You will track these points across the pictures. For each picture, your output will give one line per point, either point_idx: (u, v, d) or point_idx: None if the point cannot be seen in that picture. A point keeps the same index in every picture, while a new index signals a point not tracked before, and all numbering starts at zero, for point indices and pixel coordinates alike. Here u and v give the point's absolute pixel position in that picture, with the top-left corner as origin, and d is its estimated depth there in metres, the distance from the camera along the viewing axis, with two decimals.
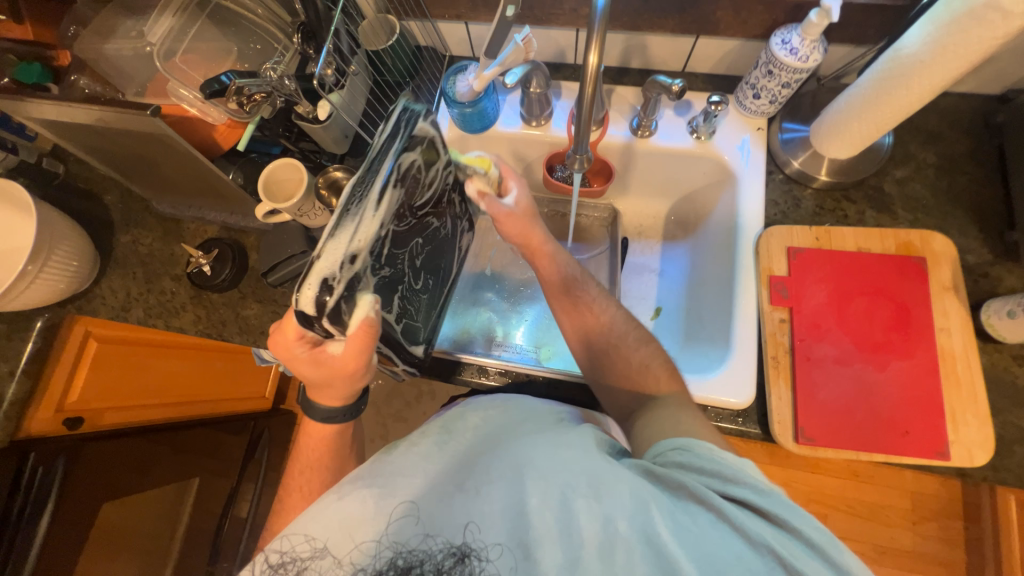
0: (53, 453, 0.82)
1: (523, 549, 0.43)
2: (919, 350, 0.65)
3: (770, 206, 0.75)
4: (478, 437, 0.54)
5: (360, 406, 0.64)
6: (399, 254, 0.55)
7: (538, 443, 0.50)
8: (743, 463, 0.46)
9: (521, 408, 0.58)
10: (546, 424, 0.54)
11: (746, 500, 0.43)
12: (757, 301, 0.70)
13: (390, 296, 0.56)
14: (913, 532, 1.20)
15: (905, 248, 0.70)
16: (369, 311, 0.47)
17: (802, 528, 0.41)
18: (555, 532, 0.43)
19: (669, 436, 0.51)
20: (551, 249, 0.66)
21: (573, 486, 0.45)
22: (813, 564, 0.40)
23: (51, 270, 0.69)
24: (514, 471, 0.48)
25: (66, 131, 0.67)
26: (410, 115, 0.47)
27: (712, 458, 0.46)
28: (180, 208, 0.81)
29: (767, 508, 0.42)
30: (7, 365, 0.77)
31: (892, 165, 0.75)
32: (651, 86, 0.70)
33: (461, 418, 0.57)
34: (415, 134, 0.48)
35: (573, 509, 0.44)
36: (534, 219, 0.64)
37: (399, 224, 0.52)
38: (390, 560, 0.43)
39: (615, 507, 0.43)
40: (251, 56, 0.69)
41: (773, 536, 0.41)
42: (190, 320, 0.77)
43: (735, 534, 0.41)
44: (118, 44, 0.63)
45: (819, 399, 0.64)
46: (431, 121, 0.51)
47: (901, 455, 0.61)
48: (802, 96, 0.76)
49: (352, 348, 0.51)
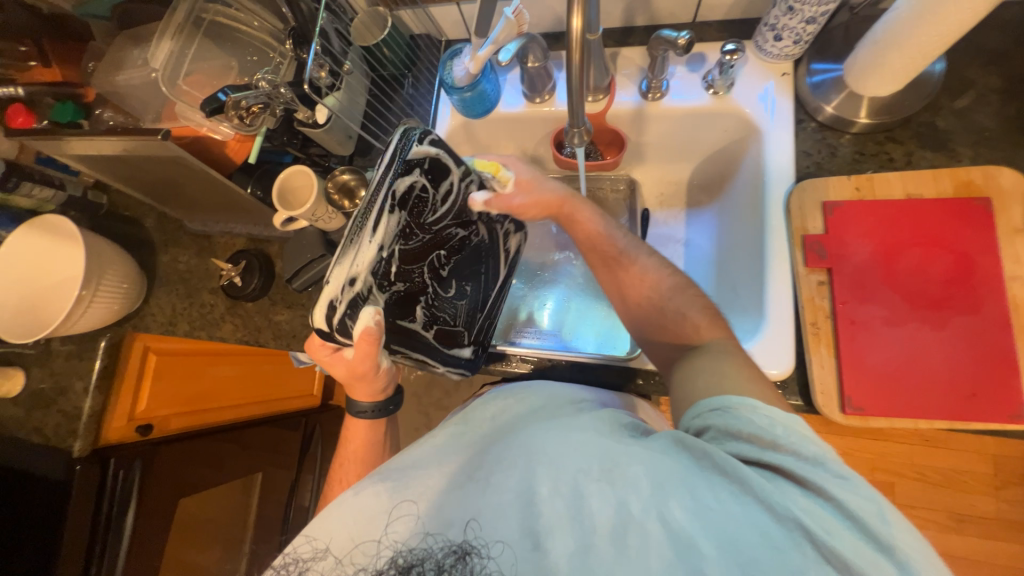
0: (130, 458, 0.88)
1: (533, 538, 0.42)
2: (984, 304, 0.58)
3: (801, 157, 0.69)
4: (495, 432, 0.55)
5: (391, 405, 0.66)
6: (418, 270, 0.56)
7: (552, 432, 0.50)
8: (790, 418, 0.42)
9: (545, 399, 0.58)
10: (563, 412, 0.54)
11: (784, 467, 0.40)
12: (791, 264, 0.64)
13: (412, 308, 0.57)
14: (996, 497, 1.10)
15: (965, 189, 0.62)
16: (371, 318, 0.50)
17: (841, 498, 0.38)
18: (565, 520, 0.42)
19: (710, 394, 0.48)
20: (577, 204, 0.66)
21: (585, 471, 0.45)
22: (851, 538, 0.36)
23: (104, 294, 0.75)
24: (527, 461, 0.48)
25: (98, 164, 0.70)
26: (405, 142, 0.49)
27: (753, 419, 0.43)
28: (209, 224, 0.85)
29: (801, 473, 0.39)
30: (83, 381, 0.83)
31: (946, 96, 0.66)
32: (656, 43, 0.64)
33: (480, 410, 0.60)
34: (412, 159, 0.49)
35: (584, 494, 0.43)
36: (544, 180, 0.66)
37: (410, 243, 0.53)
38: (390, 560, 0.44)
39: (628, 490, 0.42)
40: (249, 68, 0.70)
41: (809, 508, 0.38)
42: (229, 329, 0.81)
43: (761, 507, 0.39)
44: (128, 74, 0.68)
45: (867, 365, 0.59)
46: (432, 141, 0.52)
47: (968, 420, 0.56)
48: (832, 31, 0.68)
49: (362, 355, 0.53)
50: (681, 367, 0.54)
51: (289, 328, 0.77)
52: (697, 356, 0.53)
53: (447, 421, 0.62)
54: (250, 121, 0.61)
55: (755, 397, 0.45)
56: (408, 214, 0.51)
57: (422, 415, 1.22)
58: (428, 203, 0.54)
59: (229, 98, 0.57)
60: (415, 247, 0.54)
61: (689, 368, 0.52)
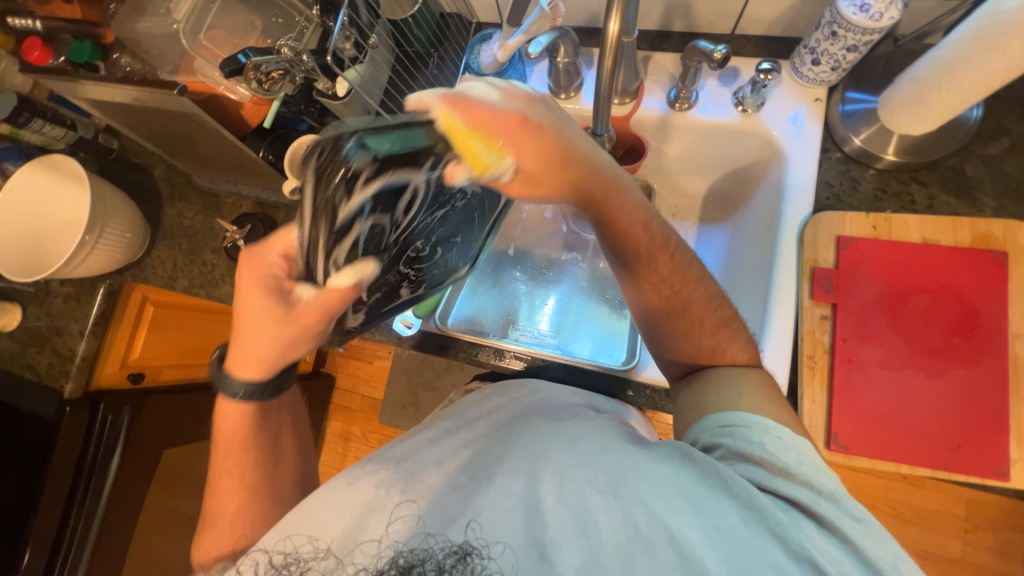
0: (119, 404, 0.90)
1: (539, 548, 0.42)
2: (984, 359, 0.57)
3: (822, 187, 0.67)
4: (490, 429, 0.55)
5: (285, 382, 0.57)
6: (396, 269, 0.49)
7: (555, 437, 0.49)
8: (800, 441, 0.45)
9: (545, 403, 0.58)
10: (560, 417, 0.54)
11: (797, 499, 0.42)
12: (797, 294, 0.64)
13: (397, 295, 0.53)
14: (963, 540, 1.12)
15: (982, 240, 0.61)
16: (356, 281, 0.42)
17: (850, 535, 0.40)
18: (573, 530, 0.42)
19: (721, 410, 0.49)
20: (614, 197, 0.48)
21: (591, 482, 0.44)
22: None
23: (107, 241, 0.74)
24: (530, 463, 0.47)
25: (112, 110, 0.70)
26: (322, 203, 0.34)
27: (765, 443, 0.45)
28: (218, 182, 0.84)
29: (809, 504, 0.42)
30: (79, 324, 0.82)
31: (979, 141, 0.65)
32: (690, 53, 0.63)
33: (475, 406, 0.60)
34: (341, 220, 0.36)
35: (590, 506, 0.43)
36: (569, 151, 0.44)
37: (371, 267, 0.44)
38: (391, 560, 0.43)
39: (635, 503, 0.42)
40: (273, 30, 0.69)
41: (820, 544, 0.40)
42: (229, 291, 0.81)
43: (774, 539, 0.40)
44: (149, 23, 0.65)
45: (859, 405, 0.59)
46: (366, 171, 0.34)
47: (950, 471, 0.56)
48: (873, 60, 0.67)
49: (302, 309, 0.46)
50: (702, 374, 0.54)
51: None
52: (708, 375, 0.53)
53: (440, 414, 0.61)
54: (268, 86, 0.59)
55: (767, 415, 0.47)
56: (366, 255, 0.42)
57: (411, 393, 1.21)
58: (397, 213, 0.40)
59: (249, 62, 0.56)
60: (382, 263, 0.45)
61: (704, 380, 0.53)
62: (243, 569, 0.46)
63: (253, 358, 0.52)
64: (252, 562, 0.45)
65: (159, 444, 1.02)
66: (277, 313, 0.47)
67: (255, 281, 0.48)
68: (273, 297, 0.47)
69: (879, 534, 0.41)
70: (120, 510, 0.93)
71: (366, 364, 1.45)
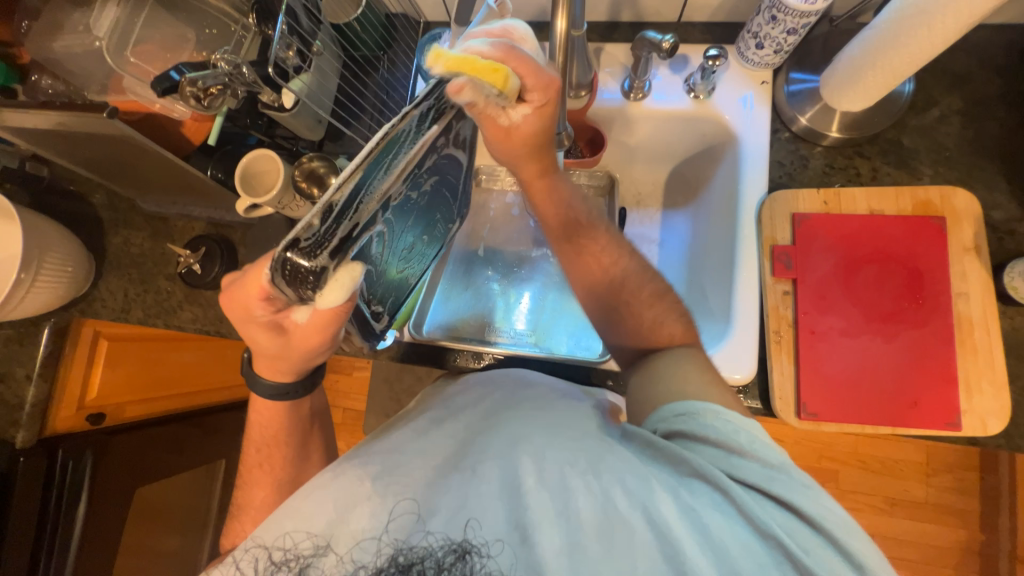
0: (79, 449, 0.83)
1: (521, 532, 0.42)
2: (933, 318, 0.61)
3: (774, 167, 0.70)
4: (475, 417, 0.54)
5: (314, 381, 0.59)
6: (404, 272, 0.59)
7: (539, 422, 0.50)
8: (748, 422, 0.45)
9: (527, 390, 0.57)
10: (544, 404, 0.53)
11: (754, 482, 0.42)
12: (759, 273, 0.66)
13: (404, 289, 0.62)
14: (926, 483, 1.20)
15: (922, 207, 0.65)
16: (349, 293, 0.41)
17: (805, 507, 0.40)
18: (552, 515, 0.42)
19: (670, 400, 0.49)
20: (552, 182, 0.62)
21: (571, 464, 0.45)
22: (821, 551, 0.38)
23: (46, 278, 0.69)
24: (510, 447, 0.47)
25: (34, 137, 0.64)
26: (292, 269, 0.37)
27: (719, 427, 0.45)
28: (165, 206, 0.79)
29: (768, 488, 0.41)
30: (25, 369, 0.76)
31: (913, 113, 0.68)
32: (639, 44, 0.63)
33: (460, 396, 0.58)
34: (315, 276, 0.38)
35: (570, 488, 0.43)
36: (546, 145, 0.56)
37: (374, 291, 0.54)
38: (390, 557, 0.42)
39: (613, 483, 0.43)
40: (206, 42, 0.65)
41: (785, 523, 0.40)
42: (189, 318, 0.77)
43: (741, 517, 0.40)
44: (67, 41, 0.61)
45: (824, 373, 0.62)
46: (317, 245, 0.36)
47: (909, 427, 0.60)
48: (813, 41, 0.69)
49: (314, 329, 0.46)
50: (644, 364, 0.55)
51: None
52: (652, 363, 0.54)
53: (425, 407, 0.59)
54: (208, 103, 0.56)
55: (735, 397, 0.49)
56: (364, 288, 0.50)
57: (393, 401, 1.18)
58: (370, 254, 0.45)
59: (184, 78, 0.52)
60: (381, 285, 0.55)
61: (650, 372, 0.54)
62: (242, 566, 0.44)
63: (274, 367, 0.54)
64: (251, 559, 0.44)
65: (130, 484, 0.97)
66: (285, 340, 0.48)
67: (249, 323, 0.47)
68: (272, 329, 0.48)
69: (829, 501, 0.41)
70: (92, 558, 0.89)
71: (343, 377, 1.42)
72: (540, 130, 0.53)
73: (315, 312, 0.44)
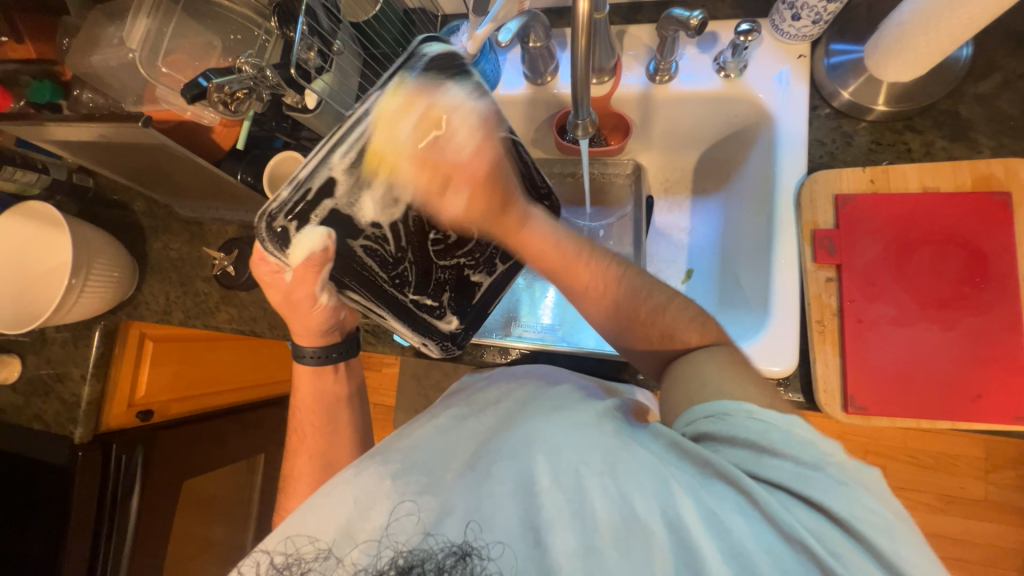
0: (131, 443, 0.89)
1: (534, 534, 0.41)
2: (997, 304, 0.56)
3: (814, 146, 0.66)
4: (495, 414, 0.54)
5: (332, 354, 0.66)
6: (450, 266, 0.66)
7: (556, 418, 0.49)
8: (786, 421, 0.41)
9: (547, 386, 0.56)
10: (563, 400, 0.52)
11: (782, 482, 0.38)
12: (799, 260, 0.62)
13: (471, 293, 0.67)
14: (984, 480, 1.12)
15: (984, 182, 0.59)
16: (312, 250, 0.52)
17: (836, 508, 0.36)
18: (566, 515, 0.41)
19: (701, 399, 0.46)
20: (529, 231, 0.59)
21: (587, 463, 0.44)
22: (852, 555, 0.35)
23: (94, 283, 0.73)
24: (525, 446, 0.47)
25: (78, 149, 0.67)
26: (270, 224, 0.49)
27: (749, 427, 0.41)
28: (199, 210, 0.81)
29: (806, 491, 0.37)
30: (79, 369, 0.80)
31: (971, 81, 0.63)
32: (666, 23, 0.61)
33: (483, 392, 0.58)
34: (289, 234, 0.50)
35: (585, 488, 0.42)
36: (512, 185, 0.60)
37: (397, 274, 0.61)
38: (391, 560, 0.42)
39: (632, 485, 0.41)
40: (233, 48, 0.66)
41: (810, 524, 0.37)
42: (225, 319, 0.79)
43: (764, 521, 0.37)
44: (104, 54, 0.63)
45: (872, 364, 0.58)
46: (282, 207, 0.48)
47: (971, 421, 0.55)
48: (855, 9, 0.65)
49: (305, 293, 0.58)
50: (678, 362, 0.52)
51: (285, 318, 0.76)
52: (687, 359, 0.52)
53: (450, 402, 0.59)
54: (235, 106, 0.58)
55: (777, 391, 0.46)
56: (379, 267, 0.60)
57: (422, 397, 1.19)
58: (356, 223, 0.55)
59: (212, 84, 0.54)
60: (411, 268, 0.63)
61: (681, 367, 0.51)
62: (245, 570, 0.45)
63: (301, 329, 0.64)
64: (253, 563, 0.45)
65: (178, 476, 1.02)
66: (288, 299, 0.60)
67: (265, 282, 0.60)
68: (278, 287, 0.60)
69: (869, 499, 0.37)
70: (145, 546, 0.94)
71: (372, 373, 1.44)
72: (486, 204, 0.59)
73: (298, 272, 0.55)
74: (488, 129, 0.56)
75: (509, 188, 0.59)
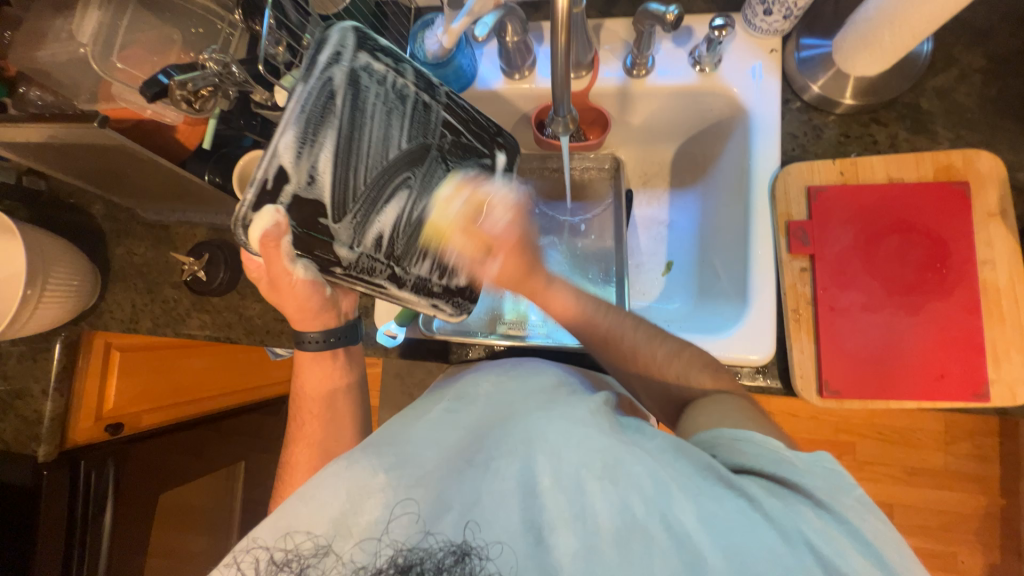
0: (102, 458, 0.84)
1: (535, 532, 0.42)
2: (957, 289, 0.59)
3: (786, 140, 0.68)
4: (489, 407, 0.53)
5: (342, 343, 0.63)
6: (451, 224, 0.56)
7: (552, 415, 0.49)
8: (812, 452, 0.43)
9: (539, 377, 0.56)
10: (554, 397, 0.52)
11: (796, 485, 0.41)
12: (775, 251, 0.64)
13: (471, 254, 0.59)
14: (945, 451, 1.19)
15: (945, 172, 0.62)
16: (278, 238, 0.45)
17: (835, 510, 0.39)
18: (569, 515, 0.42)
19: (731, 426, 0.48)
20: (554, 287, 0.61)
21: (587, 465, 0.44)
22: (851, 555, 0.37)
23: (52, 294, 0.69)
24: (526, 444, 0.47)
25: (27, 151, 0.63)
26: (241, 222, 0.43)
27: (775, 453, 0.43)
28: (164, 213, 0.77)
29: (813, 493, 0.40)
30: (41, 384, 0.76)
31: (931, 74, 0.65)
32: (642, 17, 0.61)
33: (473, 384, 0.56)
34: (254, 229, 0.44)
35: (586, 491, 0.43)
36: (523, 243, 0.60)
37: (395, 249, 0.52)
38: (390, 559, 0.42)
39: (631, 493, 0.42)
40: (194, 41, 0.63)
41: (813, 525, 0.38)
42: (197, 326, 0.76)
43: (768, 524, 0.38)
44: (52, 50, 0.60)
45: (847, 349, 0.60)
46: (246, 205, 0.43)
47: (935, 400, 0.58)
48: (824, 3, 0.66)
49: (279, 269, 0.49)
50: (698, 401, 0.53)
51: (263, 323, 0.73)
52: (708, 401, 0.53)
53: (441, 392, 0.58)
54: (199, 105, 0.55)
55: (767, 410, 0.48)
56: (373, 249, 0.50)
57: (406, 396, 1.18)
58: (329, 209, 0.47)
59: (173, 81, 0.51)
60: (402, 243, 0.52)
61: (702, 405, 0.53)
62: (242, 567, 0.42)
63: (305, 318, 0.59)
64: (251, 560, 0.42)
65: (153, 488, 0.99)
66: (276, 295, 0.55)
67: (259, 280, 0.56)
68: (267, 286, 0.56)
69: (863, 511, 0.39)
70: (121, 561, 0.91)
71: None
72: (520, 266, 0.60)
73: (270, 263, 0.48)
74: (518, 208, 0.61)
75: (534, 247, 0.62)
